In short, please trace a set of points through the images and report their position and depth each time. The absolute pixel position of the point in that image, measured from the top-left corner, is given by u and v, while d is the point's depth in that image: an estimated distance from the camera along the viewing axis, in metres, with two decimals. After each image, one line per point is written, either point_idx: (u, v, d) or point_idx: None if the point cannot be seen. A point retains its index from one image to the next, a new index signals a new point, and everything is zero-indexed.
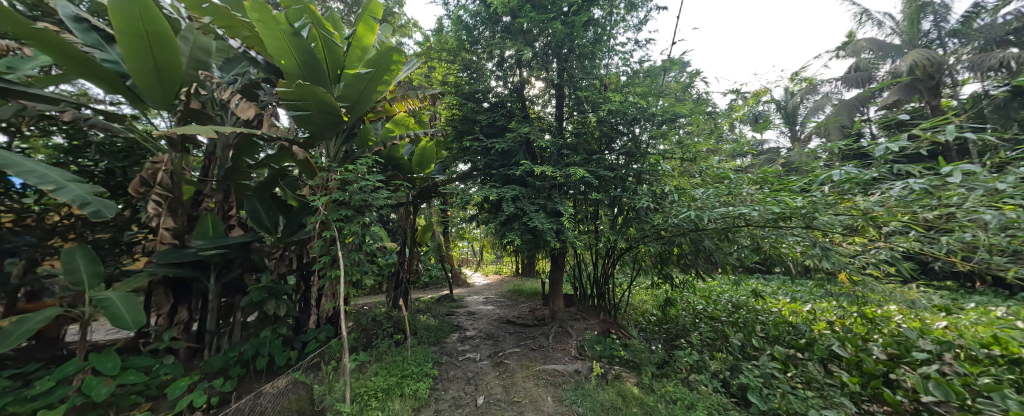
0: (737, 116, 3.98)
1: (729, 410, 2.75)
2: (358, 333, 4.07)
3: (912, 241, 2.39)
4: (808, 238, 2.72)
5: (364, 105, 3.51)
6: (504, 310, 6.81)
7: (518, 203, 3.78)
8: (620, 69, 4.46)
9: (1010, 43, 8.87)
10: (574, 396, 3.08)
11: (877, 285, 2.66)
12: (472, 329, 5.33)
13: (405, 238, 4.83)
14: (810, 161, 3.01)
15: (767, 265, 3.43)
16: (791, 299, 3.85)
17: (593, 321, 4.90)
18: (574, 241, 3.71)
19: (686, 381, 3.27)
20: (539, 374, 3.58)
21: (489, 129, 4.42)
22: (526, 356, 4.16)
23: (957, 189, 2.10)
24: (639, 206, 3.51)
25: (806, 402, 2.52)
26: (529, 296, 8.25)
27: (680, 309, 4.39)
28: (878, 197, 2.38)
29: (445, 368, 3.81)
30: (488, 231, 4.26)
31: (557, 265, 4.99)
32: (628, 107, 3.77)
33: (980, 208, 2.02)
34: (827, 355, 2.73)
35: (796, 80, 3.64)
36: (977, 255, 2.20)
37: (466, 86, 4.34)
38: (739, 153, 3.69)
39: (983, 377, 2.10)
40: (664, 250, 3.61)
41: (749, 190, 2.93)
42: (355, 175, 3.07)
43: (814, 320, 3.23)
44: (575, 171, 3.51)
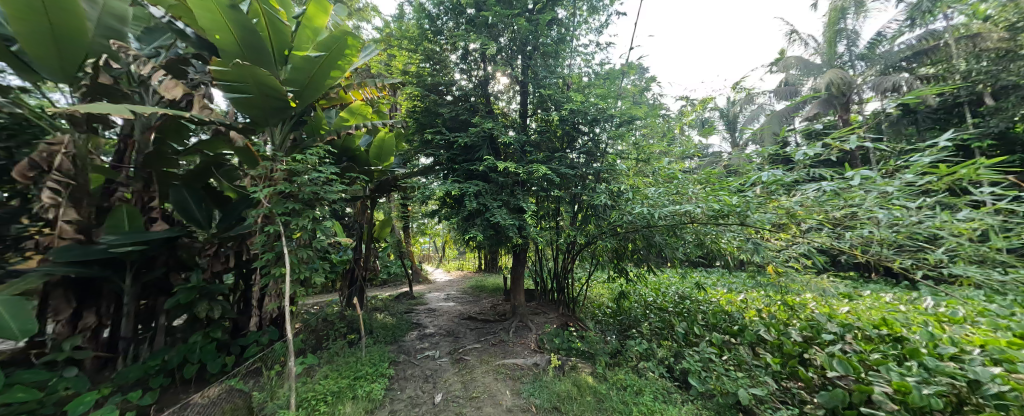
0: (687, 121, 4.29)
1: (672, 393, 2.99)
2: (307, 334, 3.82)
3: (823, 236, 2.72)
4: (742, 234, 3.02)
5: (315, 92, 3.26)
6: (465, 306, 6.76)
7: (480, 198, 3.78)
8: (583, 69, 4.59)
9: (902, 69, 10.45)
10: (531, 389, 3.15)
11: (797, 276, 2.99)
12: (432, 327, 5.23)
13: (361, 233, 4.59)
14: (746, 164, 3.34)
15: (708, 259, 3.75)
16: (729, 290, 4.25)
17: (553, 315, 5.04)
18: (535, 237, 3.77)
19: (636, 368, 3.50)
20: (499, 369, 3.62)
21: (452, 123, 4.33)
22: (486, 351, 4.17)
23: (858, 193, 2.46)
24: (597, 203, 3.66)
25: (736, 382, 2.83)
26: (490, 292, 8.27)
27: (633, 302, 4.67)
28: (799, 198, 2.72)
29: (402, 367, 3.70)
30: (450, 227, 4.20)
31: (519, 261, 5.06)
32: (589, 107, 3.89)
33: (874, 208, 2.39)
34: (755, 339, 3.10)
35: (737, 89, 3.97)
36: (871, 248, 2.58)
37: (430, 78, 4.25)
38: (687, 155, 3.98)
39: (874, 353, 2.44)
40: (620, 245, 3.81)
41: (694, 190, 3.21)
42: (304, 166, 2.86)
43: (746, 308, 3.60)
44: (537, 168, 3.57)
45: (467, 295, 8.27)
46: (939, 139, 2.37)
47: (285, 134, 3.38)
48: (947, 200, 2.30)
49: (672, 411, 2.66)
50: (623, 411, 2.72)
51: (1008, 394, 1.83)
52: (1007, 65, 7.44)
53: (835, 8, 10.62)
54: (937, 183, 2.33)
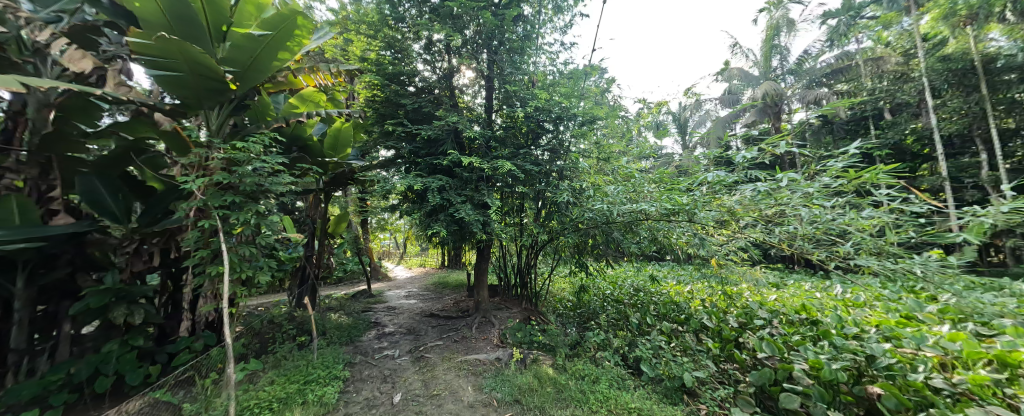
0: (644, 123, 4.52)
1: (626, 379, 3.17)
2: (248, 338, 3.51)
3: (758, 232, 3.02)
4: (690, 230, 3.25)
5: (259, 75, 2.98)
6: (427, 303, 6.63)
7: (444, 194, 3.70)
8: (548, 67, 4.64)
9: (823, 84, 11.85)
10: (493, 383, 3.17)
11: (735, 268, 3.26)
12: (391, 325, 5.07)
13: (313, 229, 4.30)
14: (694, 165, 3.60)
15: (661, 253, 4.00)
16: (678, 282, 4.58)
17: (516, 310, 5.10)
18: (499, 233, 3.77)
19: (593, 358, 3.65)
20: (461, 365, 3.60)
21: (415, 114, 4.18)
22: (448, 348, 4.13)
23: (787, 194, 2.77)
24: (560, 200, 3.75)
25: (682, 366, 3.07)
26: (453, 288, 8.19)
27: (592, 295, 4.88)
28: (738, 198, 3.00)
29: (358, 368, 3.54)
30: (411, 222, 4.07)
31: (483, 257, 5.04)
32: (553, 105, 3.95)
33: (799, 207, 2.71)
34: (699, 327, 3.39)
35: (689, 94, 4.22)
36: (795, 243, 2.92)
37: (390, 66, 4.04)
38: (644, 156, 4.21)
39: (794, 335, 2.77)
40: (581, 241, 3.96)
41: (649, 188, 3.41)
42: (246, 155, 2.61)
43: (691, 298, 3.91)
44: (502, 164, 3.56)
45: (428, 292, 8.11)
46: (850, 148, 2.74)
47: (224, 118, 3.05)
48: (855, 200, 2.66)
49: (625, 396, 2.81)
50: (581, 399, 2.84)
51: (894, 365, 2.14)
52: (902, 86, 9.45)
53: (771, 26, 11.77)
54: (848, 186, 2.69)
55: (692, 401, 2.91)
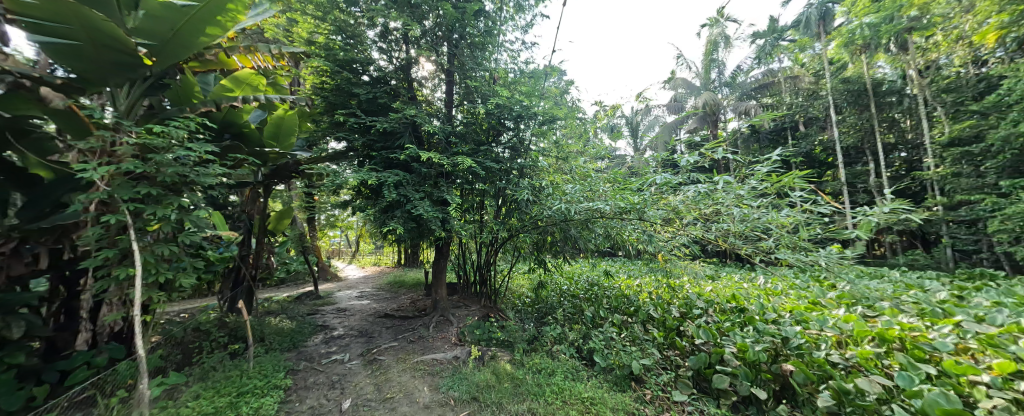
0: (600, 125, 4.67)
1: (580, 370, 3.31)
2: (168, 349, 3.09)
3: (698, 229, 3.30)
4: (640, 227, 3.46)
5: (181, 50, 2.61)
6: (381, 304, 6.36)
7: (400, 189, 3.55)
8: (509, 65, 4.63)
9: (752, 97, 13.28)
10: (450, 382, 3.13)
11: (679, 262, 3.55)
12: (342, 328, 4.79)
13: (250, 226, 3.90)
14: (645, 167, 3.85)
15: (614, 249, 4.20)
16: (629, 276, 4.86)
17: (475, 307, 5.08)
18: (459, 231, 3.70)
19: (550, 351, 3.76)
20: (417, 366, 3.50)
21: (369, 105, 3.96)
22: (404, 349, 4.00)
23: (722, 195, 3.06)
24: (519, 198, 3.79)
25: (630, 354, 3.28)
26: (409, 287, 7.93)
27: (550, 291, 5.01)
28: (681, 198, 3.26)
29: (302, 375, 3.28)
30: (365, 219, 3.86)
31: (442, 255, 4.95)
32: (513, 103, 3.96)
33: (731, 207, 3.02)
34: (646, 317, 3.65)
35: (641, 99, 4.47)
36: (728, 239, 3.24)
37: (341, 52, 3.78)
38: (600, 156, 4.40)
39: (726, 321, 3.09)
40: (539, 238, 4.05)
41: (604, 188, 3.59)
42: (166, 141, 2.28)
43: (641, 291, 4.18)
44: (462, 161, 3.49)
45: (383, 292, 7.78)
46: (773, 154, 3.11)
47: (135, 98, 2.68)
48: (776, 201, 3.02)
49: (578, 387, 2.93)
50: (537, 392, 2.90)
51: (803, 345, 2.45)
52: (812, 102, 10.93)
53: (710, 41, 12.94)
54: (771, 189, 3.05)
55: (639, 387, 3.11)
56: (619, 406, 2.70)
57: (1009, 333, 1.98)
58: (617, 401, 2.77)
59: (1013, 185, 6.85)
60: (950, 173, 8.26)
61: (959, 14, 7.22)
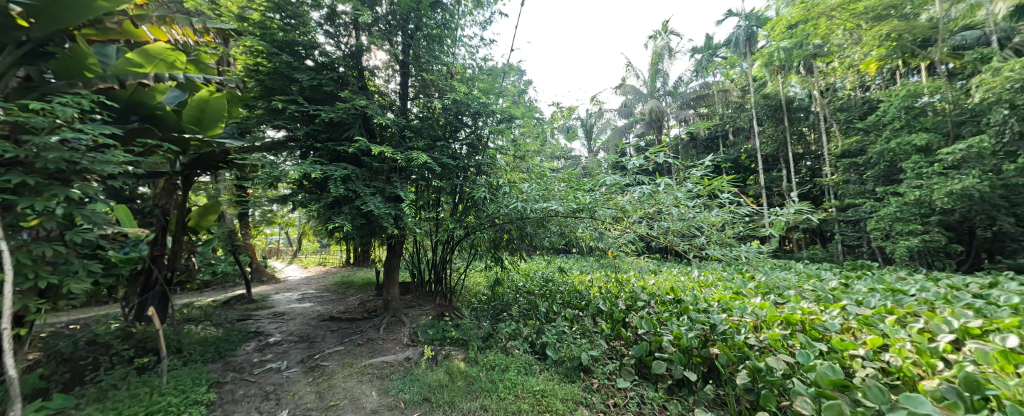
0: (557, 125, 4.76)
1: (533, 365, 3.38)
2: (50, 368, 2.59)
3: (642, 228, 3.53)
4: (592, 225, 3.56)
5: (68, 13, 2.22)
6: (326, 306, 5.95)
7: (349, 184, 3.33)
8: (467, 61, 4.56)
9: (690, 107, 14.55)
10: (401, 384, 3.01)
11: (627, 258, 3.70)
12: (279, 334, 4.39)
13: (164, 222, 3.39)
14: (596, 167, 4.04)
15: (568, 246, 4.32)
16: (581, 272, 5.09)
17: (429, 306, 4.97)
18: (413, 228, 3.57)
19: (504, 347, 3.80)
20: (364, 370, 3.33)
21: (312, 92, 3.65)
22: (351, 352, 3.78)
23: (664, 196, 3.32)
24: (476, 196, 3.76)
25: (580, 346, 3.43)
26: (358, 288, 7.51)
27: (506, 288, 5.08)
28: (628, 199, 3.46)
29: (229, 388, 2.93)
30: (307, 215, 3.56)
31: (394, 253, 4.76)
32: (471, 100, 3.91)
33: (671, 208, 3.29)
34: (596, 311, 3.84)
35: (595, 102, 4.65)
36: (668, 237, 3.50)
37: (280, 32, 3.43)
38: (555, 156, 4.52)
39: (666, 311, 3.35)
40: (497, 236, 4.06)
41: (558, 187, 3.70)
42: (48, 120, 1.88)
43: (591, 286, 4.39)
44: (417, 155, 3.36)
45: (328, 294, 7.29)
46: (707, 160, 3.44)
47: (5, 66, 2.18)
48: (708, 203, 3.34)
49: (531, 380, 2.99)
50: (490, 389, 2.91)
51: (727, 330, 2.73)
52: (739, 114, 12.29)
53: (655, 53, 13.87)
54: (704, 192, 3.37)
55: (587, 377, 3.26)
56: (569, 397, 2.80)
57: (880, 313, 2.44)
58: (567, 392, 2.87)
59: (885, 191, 8.33)
60: (842, 180, 9.82)
61: (851, 45, 9.06)
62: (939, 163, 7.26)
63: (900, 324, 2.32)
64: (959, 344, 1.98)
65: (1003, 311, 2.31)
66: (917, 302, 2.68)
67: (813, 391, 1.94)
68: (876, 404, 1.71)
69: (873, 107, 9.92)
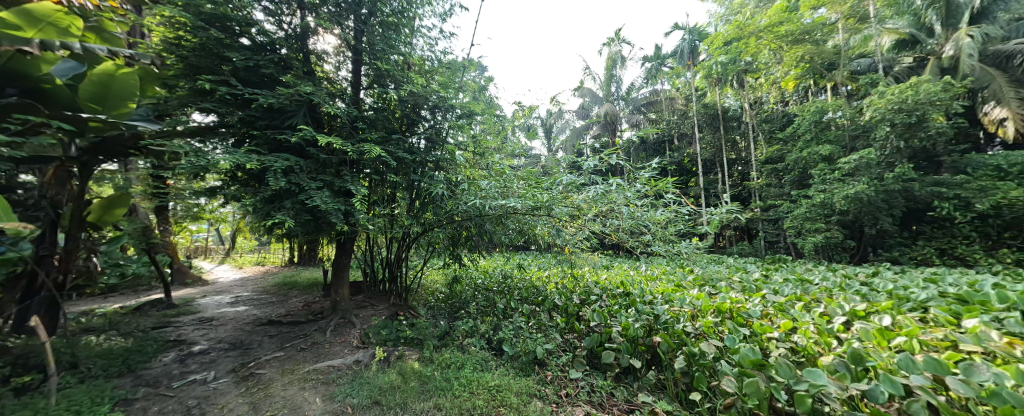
0: (517, 124, 4.78)
1: (489, 361, 3.39)
2: None
3: (595, 225, 3.69)
4: (549, 223, 3.65)
5: None
6: (264, 309, 5.45)
7: (291, 176, 3.06)
8: (425, 53, 4.40)
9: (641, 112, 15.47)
10: (349, 389, 2.84)
11: (582, 254, 3.84)
12: (205, 342, 3.92)
13: (54, 217, 2.85)
14: (555, 166, 4.14)
15: (527, 244, 4.37)
16: (539, 268, 5.20)
17: (382, 306, 4.76)
18: (365, 225, 3.39)
19: (460, 345, 3.77)
20: (307, 376, 3.10)
21: (247, 74, 3.29)
22: (292, 358, 3.51)
23: (615, 196, 3.50)
24: (434, 192, 3.67)
25: (535, 341, 3.50)
26: (302, 289, 6.98)
27: (464, 285, 5.04)
28: (584, 198, 3.60)
29: (139, 406, 2.55)
30: (241, 210, 3.21)
31: (344, 251, 4.49)
32: (429, 93, 3.79)
33: (621, 207, 3.49)
34: (552, 306, 3.94)
35: (555, 103, 4.74)
36: (619, 234, 3.69)
37: (208, 4, 3.05)
38: (515, 154, 4.53)
39: (615, 304, 3.54)
40: (455, 233, 3.99)
41: (517, 185, 3.73)
42: None
43: (548, 282, 4.51)
44: (370, 148, 3.18)
45: (267, 295, 6.68)
46: (654, 163, 3.69)
47: None
48: (654, 202, 3.59)
49: (486, 376, 3.00)
50: (445, 387, 2.86)
51: (668, 319, 2.95)
52: (683, 121, 13.33)
53: (610, 58, 14.56)
54: (651, 192, 3.61)
55: (541, 369, 3.34)
56: (523, 390, 2.86)
57: (791, 301, 2.80)
58: (521, 386, 2.92)
59: (798, 195, 9.58)
60: (765, 184, 11.09)
61: (774, 64, 10.24)
62: (839, 170, 8.50)
63: (806, 309, 2.68)
64: (849, 324, 2.33)
65: (880, 295, 2.78)
66: (820, 289, 3.12)
67: (737, 371, 2.13)
68: (785, 379, 1.87)
69: (790, 121, 11.36)
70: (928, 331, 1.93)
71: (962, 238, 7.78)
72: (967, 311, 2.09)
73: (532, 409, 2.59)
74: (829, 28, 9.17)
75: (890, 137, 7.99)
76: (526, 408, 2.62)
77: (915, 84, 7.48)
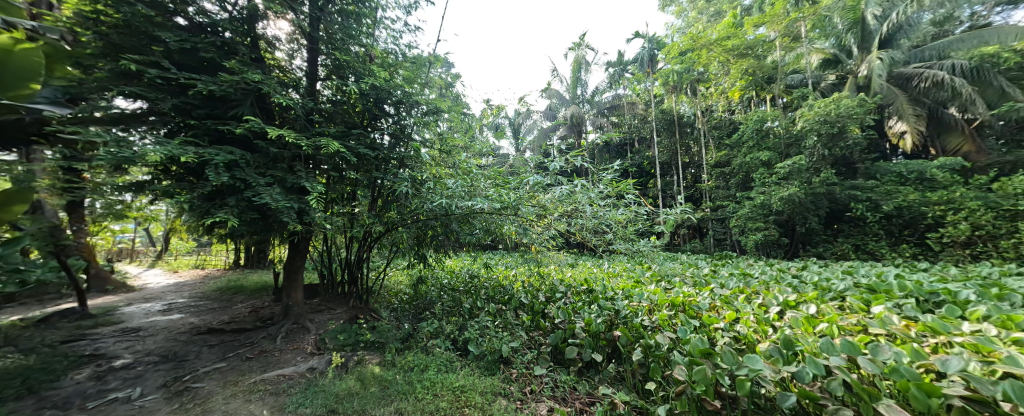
0: (485, 122, 4.76)
1: (454, 362, 3.35)
2: None
3: (560, 224, 3.76)
4: (516, 222, 3.67)
5: None
6: (204, 316, 4.96)
7: (235, 171, 2.79)
8: (389, 45, 4.23)
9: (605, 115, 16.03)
10: (301, 398, 2.66)
11: (548, 253, 3.89)
12: (130, 355, 3.49)
13: None
14: (522, 166, 4.17)
15: (495, 243, 4.35)
16: (506, 268, 5.21)
17: (340, 310, 4.52)
18: (322, 224, 3.20)
19: (424, 347, 3.68)
20: (253, 387, 2.86)
21: (182, 57, 2.97)
22: (235, 369, 3.22)
23: (580, 196, 3.60)
24: (398, 190, 3.55)
25: (501, 339, 3.51)
26: (250, 293, 6.44)
27: (429, 285, 4.93)
28: (550, 198, 3.65)
29: None
30: (175, 207, 2.89)
31: (298, 252, 4.21)
32: (392, 87, 3.65)
33: (584, 207, 3.59)
34: (518, 304, 3.97)
35: (522, 102, 4.75)
36: (582, 233, 3.78)
37: None
38: (483, 153, 4.50)
39: (579, 300, 3.64)
40: (420, 232, 3.89)
41: (484, 184, 3.70)
42: None
43: (515, 280, 4.53)
44: (327, 143, 2.99)
45: (208, 301, 6.08)
46: (616, 164, 3.83)
47: None
48: (615, 202, 3.73)
49: (451, 377, 2.96)
50: (407, 391, 2.78)
51: (627, 314, 3.06)
52: (642, 125, 14.01)
53: (576, 61, 14.94)
54: (612, 193, 3.75)
55: (507, 367, 3.36)
56: (488, 389, 2.86)
57: (735, 293, 3.04)
58: (486, 385, 2.92)
59: (742, 196, 10.47)
60: (714, 186, 11.99)
61: (723, 76, 11.09)
62: (775, 175, 9.40)
63: (748, 301, 2.92)
64: (782, 313, 2.58)
65: (808, 286, 3.11)
66: (759, 283, 3.42)
67: (688, 359, 2.26)
68: (729, 365, 2.00)
69: (736, 128, 12.36)
70: (845, 318, 2.19)
71: (872, 235, 8.92)
72: (875, 299, 2.40)
73: (496, 407, 2.60)
74: (769, 45, 10.08)
75: (817, 146, 8.97)
76: (490, 407, 2.62)
77: (837, 100, 8.45)
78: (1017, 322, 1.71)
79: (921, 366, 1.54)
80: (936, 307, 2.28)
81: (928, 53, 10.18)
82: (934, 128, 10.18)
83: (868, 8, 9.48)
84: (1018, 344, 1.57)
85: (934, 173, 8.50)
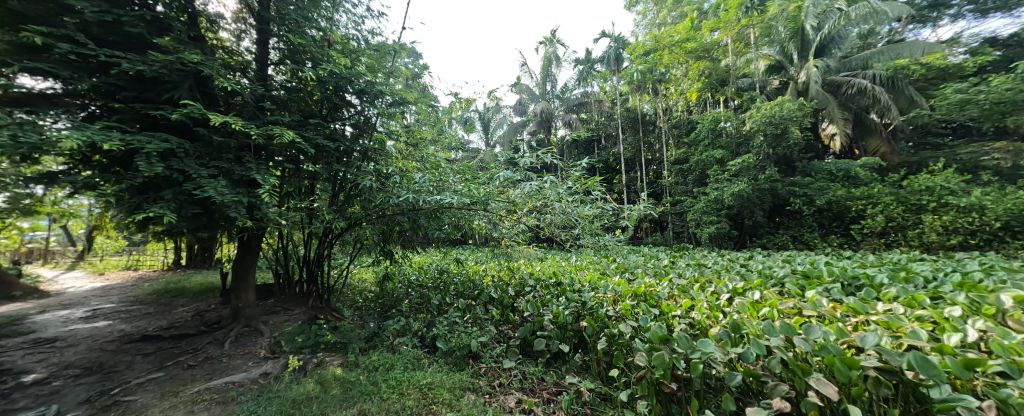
0: (454, 116, 4.67)
1: (422, 359, 3.29)
2: None
3: (530, 218, 3.78)
4: (486, 217, 3.64)
5: None
6: (137, 322, 4.47)
7: (172, 161, 2.52)
8: (350, 30, 4.01)
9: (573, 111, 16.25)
10: (253, 406, 2.48)
11: (518, 247, 3.91)
12: (43, 369, 3.08)
13: None
14: (491, 161, 4.15)
15: (463, 238, 4.32)
16: (476, 262, 5.17)
17: (297, 311, 4.26)
18: (275, 219, 2.99)
19: (390, 345, 3.59)
20: (197, 397, 2.64)
21: (103, 32, 2.62)
22: (176, 379, 2.95)
23: (548, 191, 3.66)
24: (361, 184, 3.41)
25: (470, 334, 3.50)
26: (192, 296, 5.89)
27: (396, 283, 4.80)
28: (519, 193, 3.68)
29: None
30: (98, 203, 2.56)
31: (247, 250, 3.91)
32: (354, 75, 3.46)
33: (551, 201, 3.67)
34: (488, 299, 3.97)
35: (492, 96, 4.70)
36: (550, 228, 3.82)
37: None
38: (452, 147, 4.41)
39: (548, 292, 3.67)
40: (385, 228, 3.74)
41: (453, 179, 3.65)
42: None
43: (485, 275, 4.51)
44: (280, 132, 2.77)
45: (141, 306, 5.48)
46: (582, 160, 3.92)
47: None
48: (581, 196, 3.81)
49: (418, 375, 2.91)
50: (371, 392, 2.69)
51: (593, 305, 3.15)
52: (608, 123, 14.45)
53: (546, 57, 15.04)
54: (579, 188, 3.85)
55: (475, 362, 3.36)
56: (455, 385, 2.84)
57: (691, 282, 3.24)
58: (454, 381, 2.91)
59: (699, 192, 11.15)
60: (675, 182, 12.65)
61: (682, 77, 11.68)
62: (728, 172, 10.10)
63: (702, 289, 3.12)
64: (732, 299, 2.79)
65: (753, 274, 3.39)
66: (712, 273, 3.68)
67: (648, 346, 2.36)
68: (684, 350, 2.12)
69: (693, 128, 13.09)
70: (784, 302, 2.41)
71: (807, 227, 9.88)
72: (809, 284, 2.66)
73: (464, 402, 2.59)
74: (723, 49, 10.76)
75: (763, 146, 9.76)
76: (459, 403, 2.61)
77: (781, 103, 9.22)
78: (919, 301, 1.98)
79: (843, 342, 1.72)
80: (856, 290, 2.59)
81: (854, 63, 11.37)
82: (859, 132, 11.40)
83: (807, 20, 10.28)
84: (919, 320, 1.81)
85: (858, 172, 9.54)
